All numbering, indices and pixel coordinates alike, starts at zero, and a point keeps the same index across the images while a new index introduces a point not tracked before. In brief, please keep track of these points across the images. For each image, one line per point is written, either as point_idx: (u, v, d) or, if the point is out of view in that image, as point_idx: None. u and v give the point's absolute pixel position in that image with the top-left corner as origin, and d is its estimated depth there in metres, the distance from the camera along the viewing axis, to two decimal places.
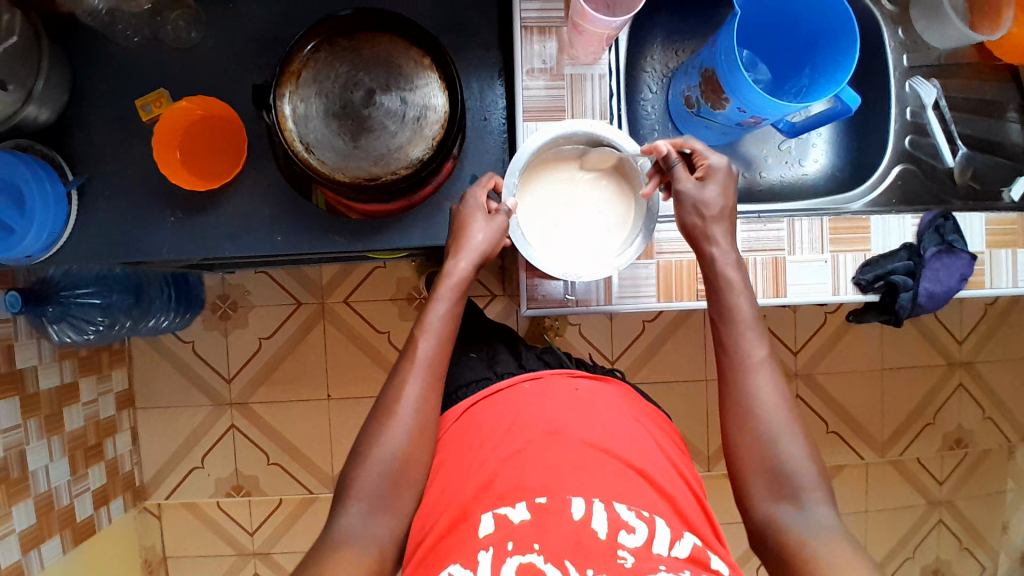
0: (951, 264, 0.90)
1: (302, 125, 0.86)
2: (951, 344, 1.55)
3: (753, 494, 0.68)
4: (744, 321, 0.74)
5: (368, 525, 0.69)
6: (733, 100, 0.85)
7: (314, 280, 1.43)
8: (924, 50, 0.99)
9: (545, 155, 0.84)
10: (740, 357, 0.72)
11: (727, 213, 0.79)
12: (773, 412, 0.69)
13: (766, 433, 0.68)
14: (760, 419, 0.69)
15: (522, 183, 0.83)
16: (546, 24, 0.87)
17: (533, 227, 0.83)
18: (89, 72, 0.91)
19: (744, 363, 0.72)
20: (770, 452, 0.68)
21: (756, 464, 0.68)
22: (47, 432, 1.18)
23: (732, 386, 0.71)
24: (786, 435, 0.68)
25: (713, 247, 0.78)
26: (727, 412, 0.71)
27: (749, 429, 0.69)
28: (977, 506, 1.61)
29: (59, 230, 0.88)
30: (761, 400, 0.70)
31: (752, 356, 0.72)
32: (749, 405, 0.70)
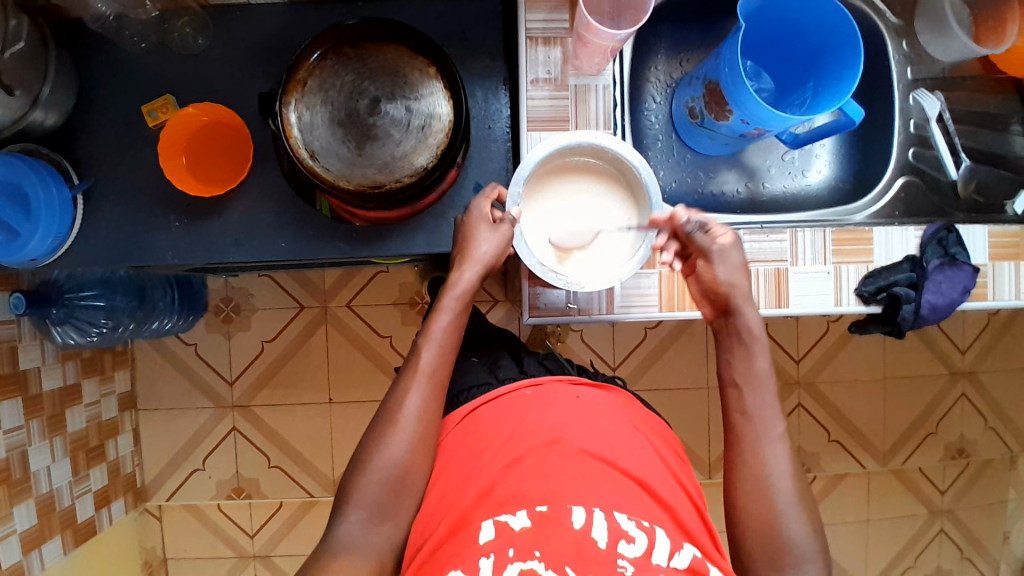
0: (952, 276, 0.91)
1: (308, 133, 0.86)
2: (953, 353, 1.55)
3: (753, 558, 0.69)
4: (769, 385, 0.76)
5: (368, 533, 0.70)
6: (736, 112, 0.85)
7: (317, 284, 1.44)
8: (928, 62, 0.99)
9: (554, 161, 0.84)
10: (758, 427, 0.74)
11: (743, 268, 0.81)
12: (783, 486, 0.70)
13: (775, 503, 0.70)
14: (772, 487, 0.70)
15: (530, 187, 0.84)
16: (550, 35, 0.87)
17: (535, 232, 0.84)
18: (96, 77, 0.91)
19: (762, 433, 0.74)
20: (776, 519, 0.69)
21: (759, 529, 0.69)
22: (50, 433, 1.19)
23: (747, 445, 0.74)
24: (791, 507, 0.69)
25: (748, 310, 0.80)
26: (736, 477, 0.73)
27: (758, 495, 0.70)
28: (978, 516, 1.60)
29: (64, 235, 0.88)
30: (773, 471, 0.71)
31: (770, 423, 0.74)
32: (760, 473, 0.71)
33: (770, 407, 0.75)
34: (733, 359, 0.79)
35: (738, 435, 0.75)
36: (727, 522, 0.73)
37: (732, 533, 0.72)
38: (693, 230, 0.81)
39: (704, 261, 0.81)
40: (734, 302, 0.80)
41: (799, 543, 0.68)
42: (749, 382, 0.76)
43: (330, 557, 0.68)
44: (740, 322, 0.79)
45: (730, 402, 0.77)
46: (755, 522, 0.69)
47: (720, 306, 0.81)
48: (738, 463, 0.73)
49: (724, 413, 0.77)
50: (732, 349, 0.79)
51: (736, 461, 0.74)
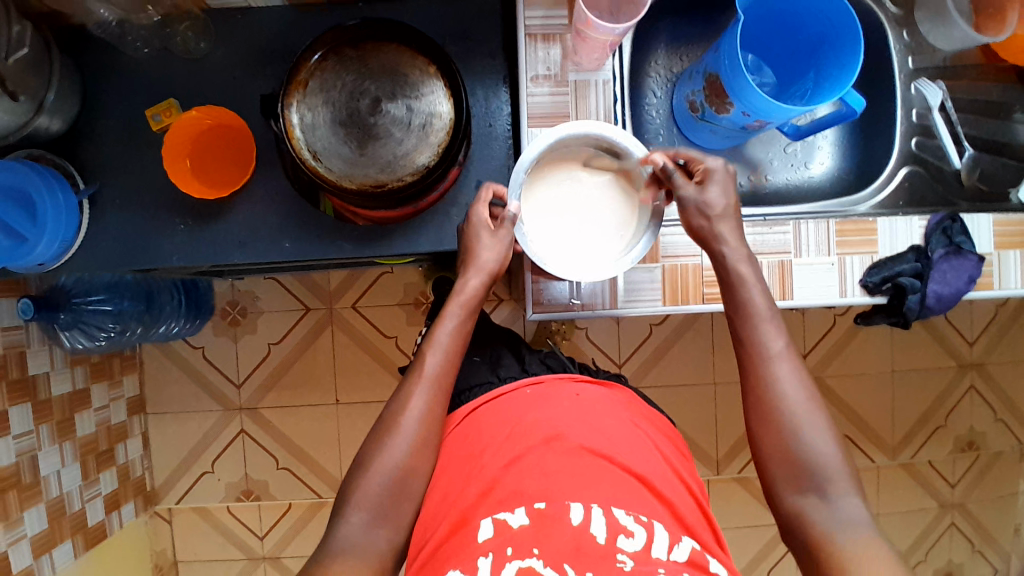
0: (958, 265, 0.90)
1: (309, 133, 0.87)
2: (961, 345, 1.54)
3: (777, 482, 0.68)
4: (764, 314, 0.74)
5: (368, 532, 0.69)
6: (736, 104, 0.85)
7: (322, 285, 1.44)
8: (929, 51, 0.98)
9: (579, 146, 0.85)
10: (760, 352, 0.72)
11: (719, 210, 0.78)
12: (796, 406, 0.69)
13: (787, 426, 0.68)
14: (785, 414, 0.69)
15: (547, 163, 0.85)
16: (549, 31, 0.87)
17: (534, 197, 0.84)
18: (100, 83, 0.92)
19: (764, 355, 0.72)
20: (789, 443, 0.68)
21: (780, 457, 0.68)
22: (59, 438, 1.20)
23: (754, 379, 0.71)
24: (807, 422, 0.68)
25: (724, 247, 0.78)
26: (751, 403, 0.71)
27: (771, 422, 0.69)
28: (989, 509, 1.59)
29: (70, 239, 0.89)
30: (787, 396, 0.69)
31: (773, 349, 0.72)
32: (771, 404, 0.69)
33: (772, 326, 0.73)
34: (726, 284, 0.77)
35: (743, 366, 0.73)
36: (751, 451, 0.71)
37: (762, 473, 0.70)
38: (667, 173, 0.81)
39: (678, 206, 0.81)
40: (707, 245, 0.79)
41: (820, 456, 0.67)
42: (746, 308, 0.75)
43: (332, 556, 0.67)
44: (718, 257, 0.78)
45: (734, 329, 0.75)
46: (773, 449, 0.68)
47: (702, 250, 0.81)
48: (747, 391, 0.72)
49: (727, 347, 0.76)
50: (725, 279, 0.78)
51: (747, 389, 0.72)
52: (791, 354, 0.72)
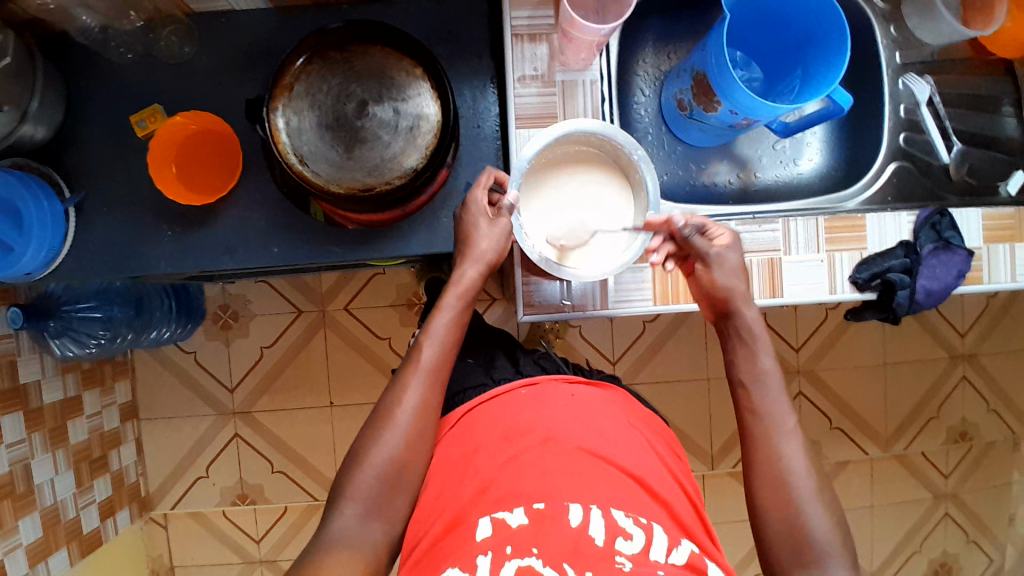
0: (947, 261, 0.91)
1: (296, 138, 0.86)
2: (953, 337, 1.55)
3: (774, 547, 0.67)
4: (769, 387, 0.74)
5: (363, 526, 0.69)
6: (724, 103, 0.85)
7: (314, 287, 1.43)
8: (916, 46, 0.98)
9: (593, 140, 0.85)
10: (770, 424, 0.72)
11: (739, 268, 0.82)
12: (803, 482, 0.68)
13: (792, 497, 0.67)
14: (791, 485, 0.68)
15: (559, 156, 0.86)
16: (535, 31, 0.87)
17: (539, 186, 0.85)
18: (83, 88, 0.91)
19: (775, 428, 0.72)
20: (793, 514, 0.67)
21: (783, 527, 0.67)
22: (52, 446, 1.19)
23: (763, 449, 0.71)
24: (812, 500, 0.67)
25: (747, 310, 0.79)
26: (756, 474, 0.70)
27: (779, 494, 0.68)
28: (983, 498, 1.60)
29: (57, 248, 0.88)
30: (790, 465, 0.69)
31: (781, 421, 0.72)
32: (779, 475, 0.68)
33: (778, 401, 0.73)
34: (738, 355, 0.78)
35: (752, 434, 0.72)
36: (751, 517, 0.70)
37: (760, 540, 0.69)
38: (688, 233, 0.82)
39: (702, 265, 0.82)
40: (732, 301, 0.80)
41: (818, 529, 0.66)
42: (756, 379, 0.75)
43: (325, 549, 0.67)
44: (739, 321, 0.79)
45: (740, 401, 0.75)
46: (776, 518, 0.67)
47: (718, 307, 0.81)
48: (752, 459, 0.71)
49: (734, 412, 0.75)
50: (735, 348, 0.78)
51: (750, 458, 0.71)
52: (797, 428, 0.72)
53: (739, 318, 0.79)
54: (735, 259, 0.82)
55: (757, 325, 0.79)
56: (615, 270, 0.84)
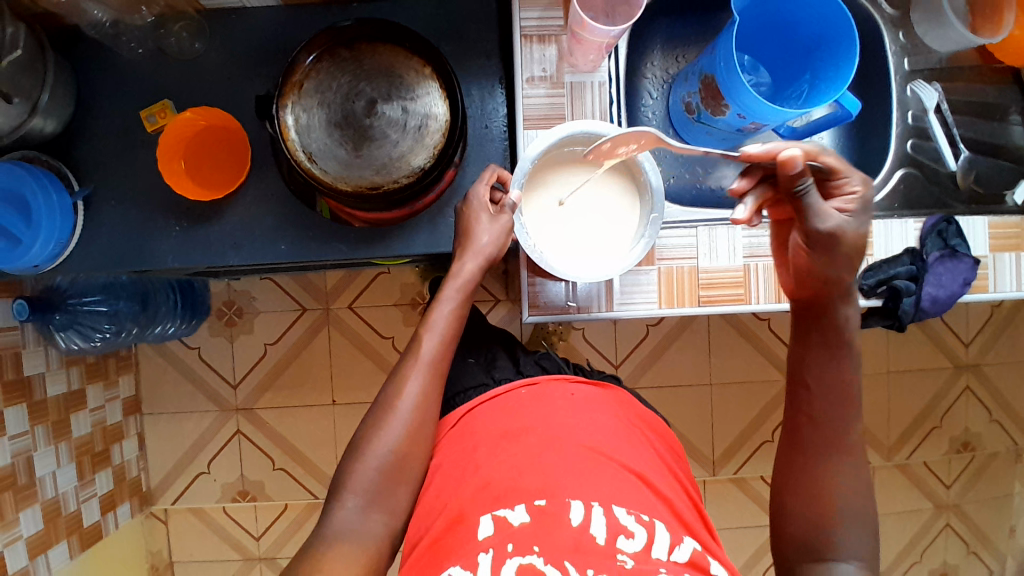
0: (953, 268, 0.91)
1: (305, 135, 0.87)
2: (957, 346, 1.55)
3: (792, 544, 0.66)
4: (840, 397, 0.68)
5: (365, 519, 0.69)
6: (732, 106, 0.85)
7: (318, 285, 1.44)
8: (925, 53, 0.98)
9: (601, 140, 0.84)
10: (828, 436, 0.68)
11: (859, 247, 0.68)
12: (848, 500, 0.66)
13: (833, 511, 0.65)
14: (834, 500, 0.65)
15: (563, 155, 0.85)
16: (545, 32, 0.87)
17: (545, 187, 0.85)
18: (93, 83, 0.92)
19: (834, 442, 0.68)
20: (831, 528, 0.65)
21: (816, 539, 0.65)
22: (54, 438, 1.19)
23: (812, 460, 0.68)
24: (853, 519, 0.65)
25: (848, 307, 0.69)
26: (800, 485, 0.67)
27: (817, 507, 0.66)
28: (985, 509, 1.60)
29: (65, 240, 0.89)
30: (835, 478, 0.66)
31: (843, 436, 0.68)
32: (824, 488, 0.66)
33: (846, 412, 0.68)
34: (808, 356, 0.70)
35: (806, 441, 0.68)
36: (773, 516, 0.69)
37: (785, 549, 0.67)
38: (805, 188, 0.65)
39: (803, 232, 0.68)
40: (832, 296, 0.69)
41: (856, 548, 0.64)
42: (829, 388, 0.68)
43: (326, 541, 0.67)
44: (832, 318, 0.69)
45: (804, 405, 0.70)
46: (809, 528, 0.65)
47: (815, 296, 0.70)
48: (798, 465, 0.68)
49: (790, 411, 0.71)
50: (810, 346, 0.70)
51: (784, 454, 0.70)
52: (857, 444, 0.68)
53: (834, 313, 0.69)
54: (856, 231, 0.67)
55: (854, 323, 0.70)
56: (613, 273, 0.84)
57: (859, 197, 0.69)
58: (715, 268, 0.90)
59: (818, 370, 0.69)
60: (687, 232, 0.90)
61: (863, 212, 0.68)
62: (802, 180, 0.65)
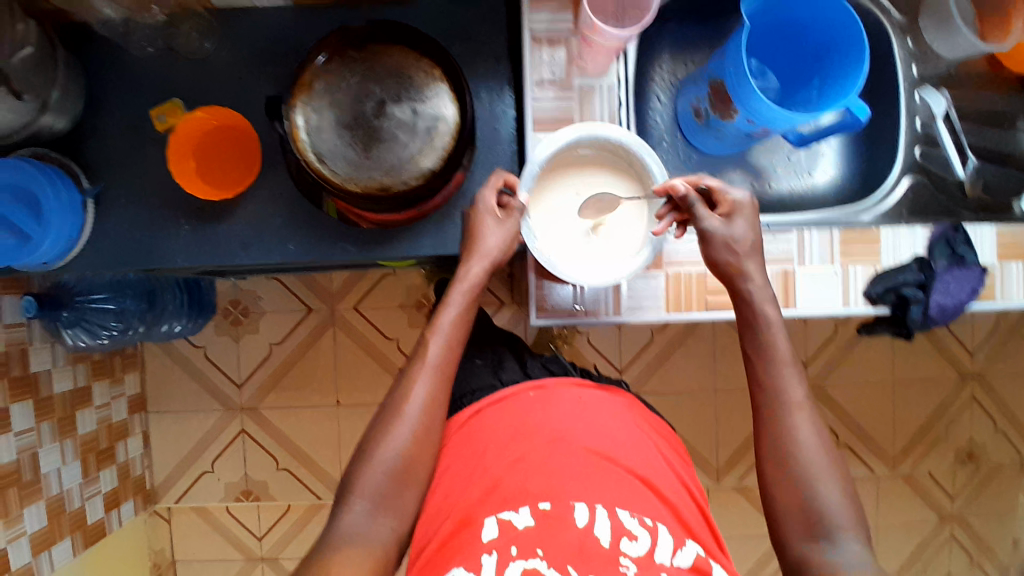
0: (960, 277, 0.91)
1: (315, 136, 0.87)
2: (962, 354, 1.54)
3: (783, 520, 0.70)
4: (777, 360, 0.75)
5: (373, 521, 0.69)
6: (741, 111, 0.85)
7: (324, 286, 1.44)
8: (933, 60, 0.98)
9: (608, 147, 0.85)
10: (778, 397, 0.73)
11: (740, 244, 0.80)
12: (813, 456, 0.70)
13: (800, 468, 0.70)
14: (801, 460, 0.70)
15: (571, 160, 0.86)
16: (554, 36, 0.87)
17: (551, 190, 0.85)
18: (104, 81, 0.93)
19: (784, 402, 0.73)
20: (803, 487, 0.69)
21: (795, 503, 0.69)
22: (60, 435, 1.20)
23: (770, 422, 0.73)
24: (823, 474, 0.69)
25: (751, 286, 0.80)
26: (764, 446, 0.73)
27: (789, 470, 0.70)
28: (990, 519, 1.58)
29: (74, 238, 0.90)
30: (795, 435, 0.71)
31: (790, 395, 0.73)
32: (788, 449, 0.71)
33: (787, 373, 0.75)
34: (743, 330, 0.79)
35: (760, 405, 0.74)
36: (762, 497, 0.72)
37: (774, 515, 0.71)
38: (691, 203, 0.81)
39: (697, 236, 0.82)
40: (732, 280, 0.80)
41: (834, 506, 0.68)
42: (763, 354, 0.76)
43: (334, 544, 0.67)
44: (745, 300, 0.79)
45: (751, 372, 0.77)
46: (789, 493, 0.70)
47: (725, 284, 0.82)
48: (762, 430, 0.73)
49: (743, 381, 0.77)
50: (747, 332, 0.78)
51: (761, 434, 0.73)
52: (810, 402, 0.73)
53: (743, 299, 0.79)
54: (737, 232, 0.81)
55: (766, 303, 0.79)
56: (620, 278, 0.84)
57: (738, 203, 0.82)
58: None
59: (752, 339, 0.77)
60: (696, 237, 0.90)
61: (743, 216, 0.82)
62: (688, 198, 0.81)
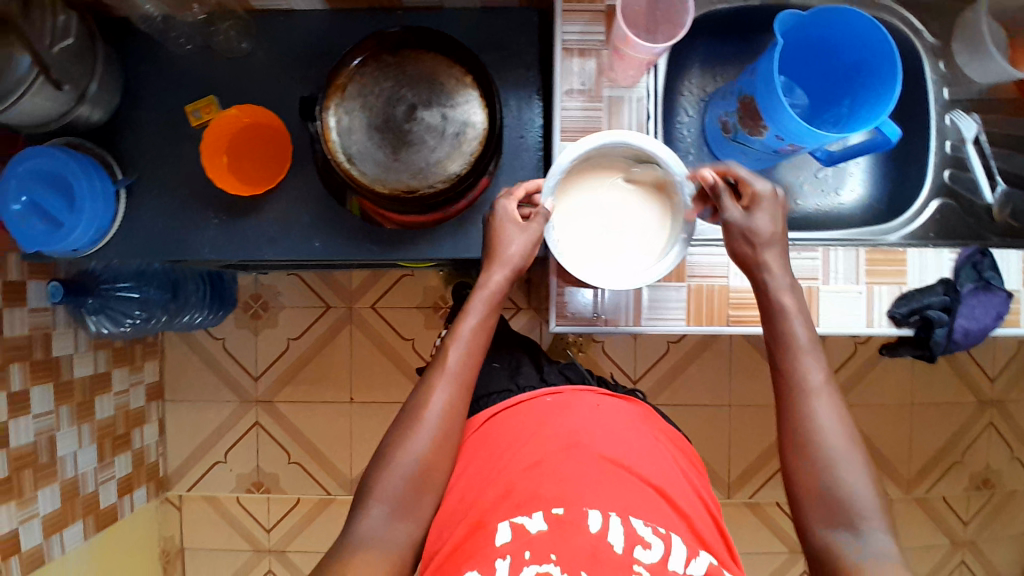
0: (986, 302, 0.90)
1: (345, 137, 0.89)
2: (981, 380, 1.52)
3: (806, 510, 0.68)
4: (799, 343, 0.74)
5: (390, 526, 0.70)
6: (770, 127, 0.85)
7: (343, 284, 1.46)
8: (965, 83, 0.97)
9: (640, 153, 0.84)
10: (797, 384, 0.72)
11: (761, 236, 0.78)
12: (834, 444, 0.68)
13: (822, 457, 0.68)
14: (822, 448, 0.68)
15: (600, 162, 0.86)
16: (586, 46, 0.88)
17: (577, 192, 0.85)
18: (142, 76, 0.95)
19: (804, 389, 0.71)
20: (824, 476, 0.67)
21: (816, 491, 0.67)
22: (78, 419, 1.22)
23: (791, 410, 0.71)
24: (846, 461, 0.68)
25: (770, 277, 0.77)
26: (785, 435, 0.71)
27: (811, 459, 0.68)
28: (1003, 548, 1.56)
29: (105, 227, 0.91)
30: (816, 422, 0.69)
31: (810, 381, 0.72)
32: (810, 435, 0.69)
33: (809, 359, 0.73)
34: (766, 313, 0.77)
35: (781, 394, 0.73)
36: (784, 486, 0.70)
37: (795, 505, 0.69)
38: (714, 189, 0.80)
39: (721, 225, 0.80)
40: (752, 270, 0.78)
41: (858, 495, 0.66)
42: (786, 340, 0.74)
43: (352, 547, 0.68)
44: (767, 284, 0.77)
45: (772, 360, 0.75)
46: (808, 480, 0.68)
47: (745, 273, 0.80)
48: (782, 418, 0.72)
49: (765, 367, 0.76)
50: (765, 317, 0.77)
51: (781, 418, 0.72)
52: (830, 388, 0.72)
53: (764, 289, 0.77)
54: (759, 223, 0.78)
55: (789, 289, 0.77)
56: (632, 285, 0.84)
57: (767, 197, 0.78)
58: (746, 288, 0.90)
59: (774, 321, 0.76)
60: (719, 251, 0.90)
61: (770, 209, 0.78)
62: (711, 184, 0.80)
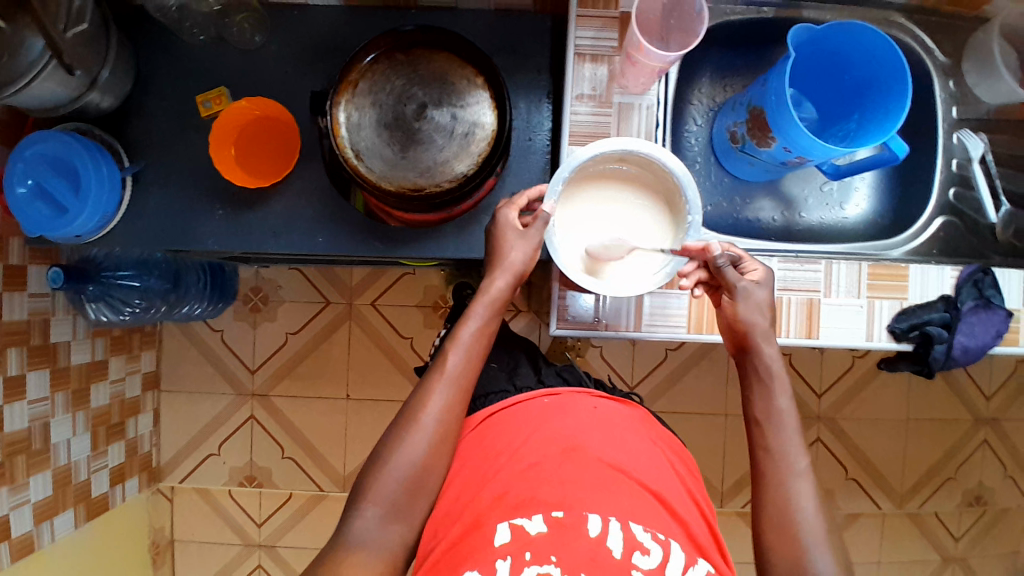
0: (986, 319, 0.90)
1: (355, 133, 0.89)
2: (977, 397, 1.52)
3: None
4: (783, 425, 0.73)
5: (383, 529, 0.69)
6: (778, 139, 0.86)
7: (344, 280, 1.45)
8: (973, 103, 0.98)
9: (666, 183, 0.85)
10: (780, 465, 0.71)
11: (765, 307, 0.79)
12: (812, 533, 0.67)
13: (800, 542, 0.67)
14: (801, 534, 0.67)
15: (629, 174, 0.86)
16: (598, 52, 0.88)
17: (592, 191, 0.85)
18: (154, 64, 0.95)
19: (786, 471, 0.71)
20: (803, 561, 0.66)
21: None
22: (73, 407, 1.21)
23: (770, 491, 0.70)
24: (822, 551, 0.66)
25: (768, 349, 0.78)
26: (761, 519, 0.69)
27: (789, 543, 0.67)
28: (993, 566, 1.56)
29: (110, 214, 0.91)
30: (795, 507, 0.68)
31: (793, 462, 0.71)
32: (789, 519, 0.68)
33: (791, 442, 0.72)
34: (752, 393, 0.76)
35: (762, 473, 0.72)
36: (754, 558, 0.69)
37: None
38: (723, 263, 0.79)
39: (727, 295, 0.80)
40: (753, 339, 0.78)
41: None
42: (771, 419, 0.73)
43: (345, 547, 0.68)
44: (758, 359, 0.77)
45: (754, 438, 0.74)
46: (784, 565, 0.66)
47: (739, 341, 0.80)
48: (760, 500, 0.71)
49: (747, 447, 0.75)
50: (752, 386, 0.76)
51: (759, 502, 0.71)
52: (810, 471, 0.71)
53: (758, 361, 0.77)
54: (763, 296, 0.79)
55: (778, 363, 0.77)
56: (605, 294, 0.83)
57: (762, 272, 0.81)
58: None
59: (762, 400, 0.75)
60: None
61: (768, 283, 0.81)
62: (720, 258, 0.79)
